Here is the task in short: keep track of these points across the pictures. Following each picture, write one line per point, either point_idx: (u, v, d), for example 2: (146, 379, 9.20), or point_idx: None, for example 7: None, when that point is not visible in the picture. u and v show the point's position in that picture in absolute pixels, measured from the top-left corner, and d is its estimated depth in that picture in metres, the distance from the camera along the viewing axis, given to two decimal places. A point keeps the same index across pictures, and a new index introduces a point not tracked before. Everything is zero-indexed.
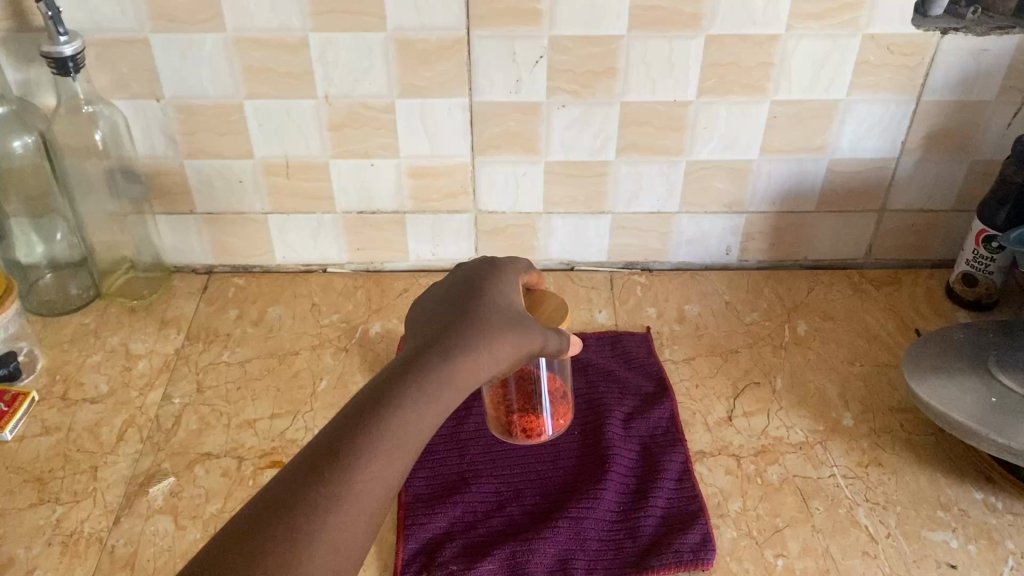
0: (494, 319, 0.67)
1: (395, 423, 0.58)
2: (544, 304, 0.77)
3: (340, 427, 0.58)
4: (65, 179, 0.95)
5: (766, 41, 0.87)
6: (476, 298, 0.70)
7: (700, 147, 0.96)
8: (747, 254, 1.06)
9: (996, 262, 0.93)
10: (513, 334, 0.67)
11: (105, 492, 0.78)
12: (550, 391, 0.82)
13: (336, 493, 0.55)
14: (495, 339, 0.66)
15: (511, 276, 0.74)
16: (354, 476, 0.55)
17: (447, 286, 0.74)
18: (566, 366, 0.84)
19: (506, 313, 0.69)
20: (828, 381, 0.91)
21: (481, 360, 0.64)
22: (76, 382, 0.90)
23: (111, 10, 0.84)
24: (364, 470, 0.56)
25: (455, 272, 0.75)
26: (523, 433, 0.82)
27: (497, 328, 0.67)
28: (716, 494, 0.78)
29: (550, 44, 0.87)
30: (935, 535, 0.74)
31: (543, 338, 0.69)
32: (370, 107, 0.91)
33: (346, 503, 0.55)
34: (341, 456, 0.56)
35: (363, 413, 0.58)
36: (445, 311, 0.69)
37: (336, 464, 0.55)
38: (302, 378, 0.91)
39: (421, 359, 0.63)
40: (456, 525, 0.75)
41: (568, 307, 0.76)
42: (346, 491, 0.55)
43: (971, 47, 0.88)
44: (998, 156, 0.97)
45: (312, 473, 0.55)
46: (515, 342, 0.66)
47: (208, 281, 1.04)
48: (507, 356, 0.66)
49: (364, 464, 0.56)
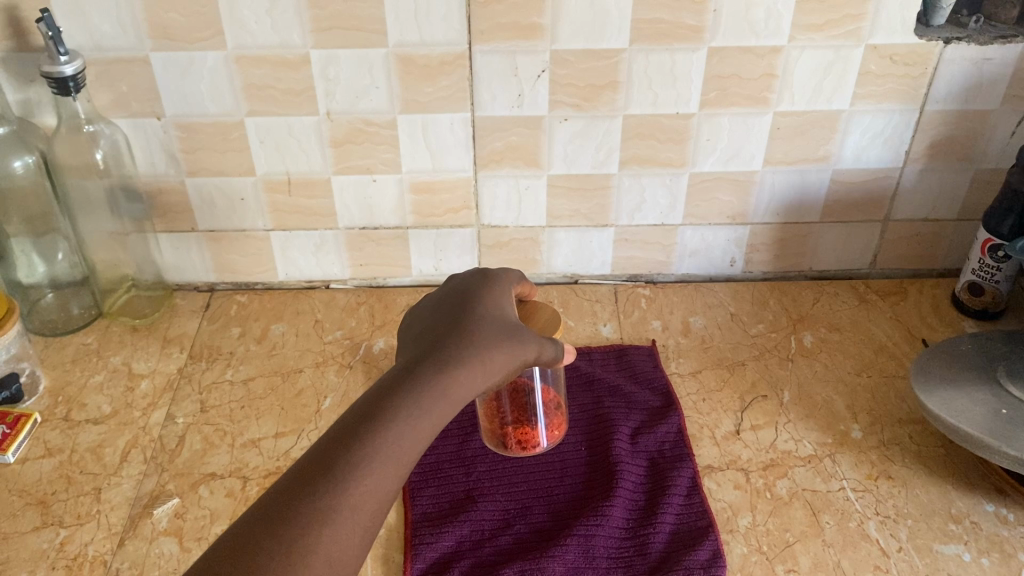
0: (488, 331, 0.66)
1: (398, 440, 0.57)
2: (536, 314, 0.77)
3: (341, 442, 0.57)
4: (66, 199, 0.95)
5: (768, 52, 0.87)
6: (471, 310, 0.69)
7: (703, 159, 0.95)
8: (751, 265, 1.05)
9: (1002, 271, 0.92)
10: (510, 347, 0.66)
11: (109, 514, 0.77)
12: (545, 402, 0.82)
13: (336, 510, 0.54)
14: (494, 352, 0.65)
15: (504, 288, 0.73)
16: (357, 493, 0.55)
17: (441, 298, 0.73)
18: (561, 377, 0.84)
19: (502, 323, 0.68)
20: (835, 393, 0.90)
21: (482, 373, 0.64)
22: (78, 403, 0.89)
23: (111, 29, 0.84)
24: (367, 486, 0.55)
25: (448, 284, 0.75)
26: (518, 445, 0.81)
27: (494, 339, 0.66)
28: (725, 509, 0.78)
29: (551, 58, 0.87)
30: (947, 549, 0.74)
31: (539, 348, 0.69)
32: (372, 123, 0.91)
33: (349, 522, 0.54)
34: (343, 473, 0.55)
35: (364, 427, 0.57)
36: (440, 324, 0.69)
37: (336, 481, 0.55)
38: (306, 397, 0.90)
39: (421, 372, 0.62)
40: (463, 543, 0.74)
41: (560, 317, 0.76)
42: (347, 509, 0.54)
43: (974, 56, 0.88)
44: (1002, 165, 0.96)
45: (312, 489, 0.55)
46: (510, 353, 0.66)
47: (210, 298, 1.04)
48: (505, 366, 0.65)
49: (367, 482, 0.55)
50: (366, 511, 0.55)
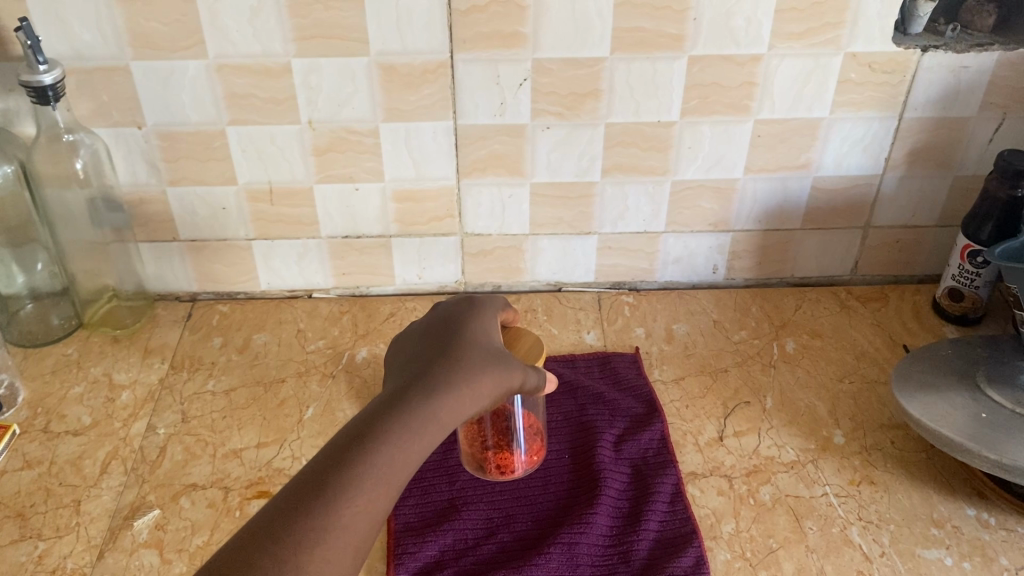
0: (475, 355, 0.67)
1: (387, 460, 0.57)
2: (521, 339, 0.77)
3: (331, 462, 0.57)
4: (46, 208, 0.94)
5: (749, 60, 0.88)
6: (459, 333, 0.69)
7: (685, 167, 0.96)
8: (734, 272, 1.06)
9: (981, 277, 0.93)
10: (497, 370, 0.66)
11: (88, 526, 0.76)
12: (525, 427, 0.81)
13: (326, 529, 0.54)
14: (481, 374, 0.65)
15: (489, 313, 0.73)
16: (344, 511, 0.55)
17: (429, 323, 0.73)
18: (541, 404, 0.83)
19: (489, 348, 0.68)
20: (817, 399, 0.91)
21: (469, 396, 0.64)
22: (58, 414, 0.88)
23: (91, 38, 0.84)
24: (354, 505, 0.55)
25: (436, 309, 0.75)
26: (498, 470, 0.80)
27: (481, 363, 0.66)
28: (709, 515, 0.78)
29: (533, 67, 0.87)
30: (929, 553, 0.74)
31: (525, 374, 0.69)
32: (354, 132, 0.91)
33: (338, 538, 0.54)
34: (332, 492, 0.55)
35: (352, 447, 0.57)
36: (427, 349, 0.69)
37: (325, 500, 0.55)
38: (288, 407, 0.90)
39: (409, 394, 0.62)
40: (447, 553, 0.74)
41: (543, 346, 0.76)
42: (338, 525, 0.54)
43: (951, 64, 0.89)
44: (981, 172, 0.97)
45: (302, 507, 0.54)
46: (497, 377, 0.66)
47: (192, 308, 1.03)
48: (493, 390, 0.65)
49: (356, 501, 0.55)
50: (356, 528, 0.55)
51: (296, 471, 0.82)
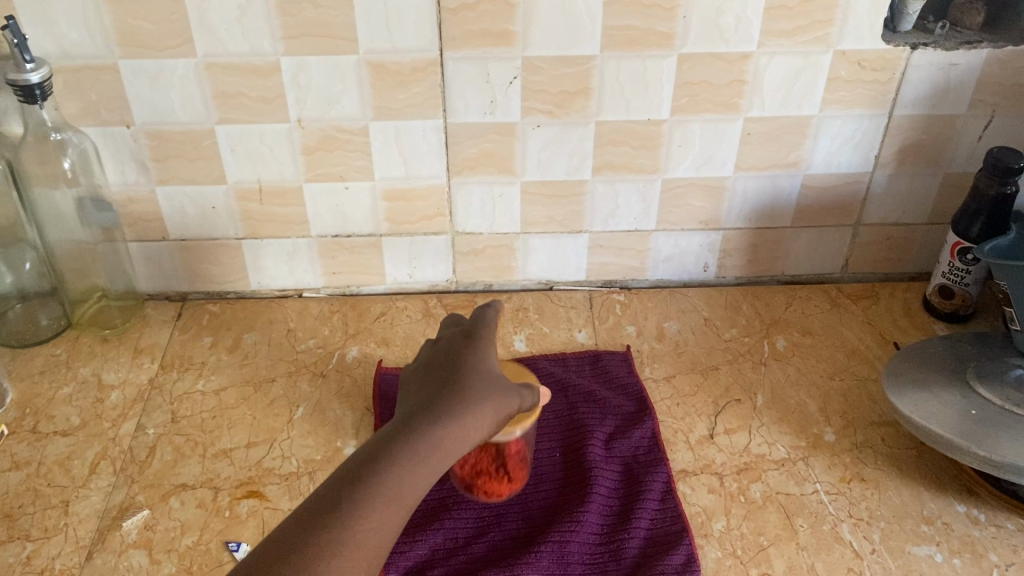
0: (482, 382, 0.66)
1: (392, 489, 0.57)
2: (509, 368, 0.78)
3: (336, 492, 0.57)
4: (34, 208, 0.93)
5: (738, 58, 0.88)
6: (463, 359, 0.70)
7: (675, 165, 0.96)
8: (725, 270, 1.06)
9: (971, 274, 0.94)
10: (502, 395, 0.66)
11: (77, 527, 0.76)
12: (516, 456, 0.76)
13: (327, 559, 0.54)
14: (486, 400, 0.65)
15: (490, 338, 0.73)
16: (345, 540, 0.55)
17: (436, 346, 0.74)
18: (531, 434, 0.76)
19: (493, 372, 0.68)
20: (808, 397, 0.91)
21: (476, 423, 0.63)
22: (47, 415, 0.88)
23: (79, 37, 0.83)
24: (356, 534, 0.55)
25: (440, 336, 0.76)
26: (484, 494, 0.76)
27: (487, 389, 0.66)
28: (699, 513, 0.78)
29: (523, 65, 0.87)
30: (919, 550, 0.74)
31: (526, 398, 0.68)
32: (344, 131, 0.91)
33: (338, 567, 0.54)
34: (335, 521, 0.55)
35: (356, 477, 0.58)
36: (434, 373, 0.69)
37: (327, 529, 0.55)
38: (279, 406, 0.89)
39: (415, 420, 0.62)
40: (437, 552, 0.74)
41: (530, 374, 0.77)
42: (345, 550, 0.55)
43: (940, 62, 0.89)
44: (971, 169, 0.97)
45: (312, 530, 0.55)
46: (502, 403, 0.66)
47: (182, 307, 1.03)
48: (498, 416, 0.65)
49: (358, 530, 0.55)
50: (359, 557, 0.55)
51: (286, 470, 0.82)
